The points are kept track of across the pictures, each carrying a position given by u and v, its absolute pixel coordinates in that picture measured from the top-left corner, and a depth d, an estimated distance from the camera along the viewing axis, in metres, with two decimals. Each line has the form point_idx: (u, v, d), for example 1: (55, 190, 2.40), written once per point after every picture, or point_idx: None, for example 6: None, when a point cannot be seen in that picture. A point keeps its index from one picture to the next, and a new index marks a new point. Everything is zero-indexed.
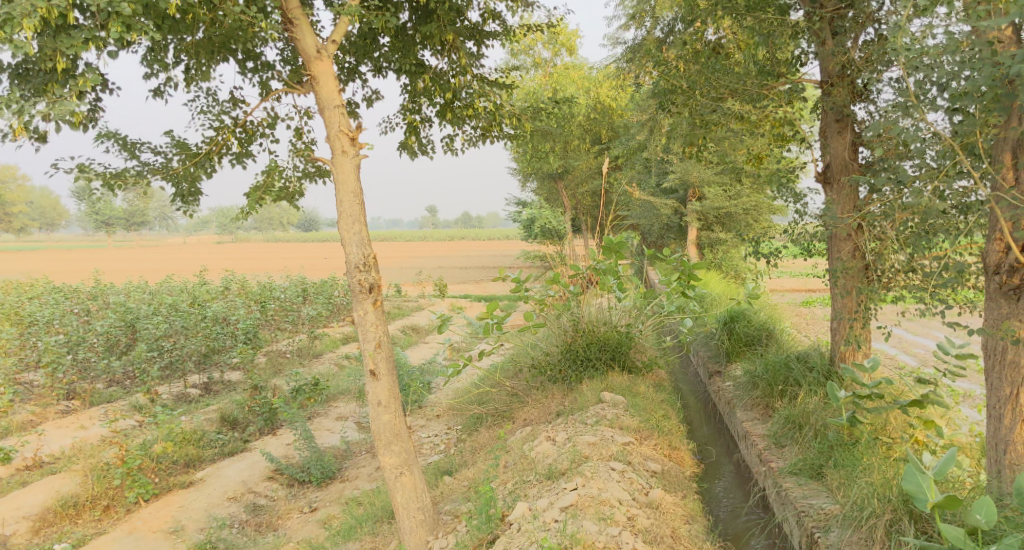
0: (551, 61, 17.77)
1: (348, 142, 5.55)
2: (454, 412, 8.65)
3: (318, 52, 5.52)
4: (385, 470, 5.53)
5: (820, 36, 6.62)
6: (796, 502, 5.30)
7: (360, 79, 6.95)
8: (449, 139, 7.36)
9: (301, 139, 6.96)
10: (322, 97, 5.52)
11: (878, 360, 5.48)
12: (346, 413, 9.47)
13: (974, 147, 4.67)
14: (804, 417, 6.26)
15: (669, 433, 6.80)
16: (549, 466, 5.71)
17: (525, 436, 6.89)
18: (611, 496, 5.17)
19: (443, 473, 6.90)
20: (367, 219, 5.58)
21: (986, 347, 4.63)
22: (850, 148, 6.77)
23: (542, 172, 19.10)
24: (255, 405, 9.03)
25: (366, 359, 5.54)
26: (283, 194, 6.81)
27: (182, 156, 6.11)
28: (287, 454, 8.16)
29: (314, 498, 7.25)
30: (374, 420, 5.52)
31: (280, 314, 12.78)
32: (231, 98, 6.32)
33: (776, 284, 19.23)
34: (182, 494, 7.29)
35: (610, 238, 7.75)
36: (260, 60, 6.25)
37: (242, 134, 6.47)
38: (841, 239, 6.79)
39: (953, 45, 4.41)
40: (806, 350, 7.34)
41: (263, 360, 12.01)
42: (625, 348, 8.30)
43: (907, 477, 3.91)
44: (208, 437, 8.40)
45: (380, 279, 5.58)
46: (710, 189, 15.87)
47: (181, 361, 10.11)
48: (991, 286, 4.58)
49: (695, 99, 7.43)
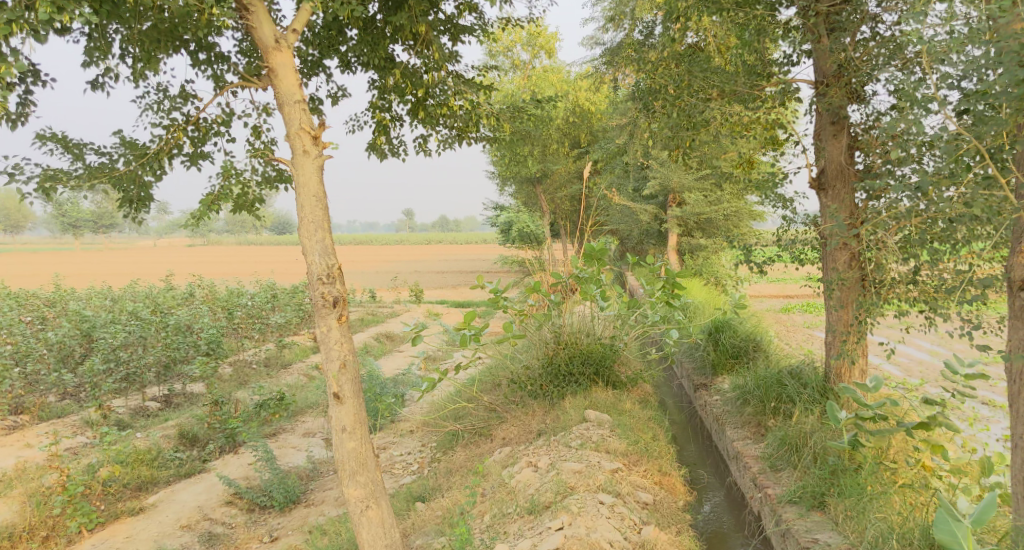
0: (530, 64, 17.38)
1: (310, 141, 5.06)
2: (429, 429, 8.11)
3: (276, 42, 5.03)
4: (349, 504, 5.01)
5: (814, 34, 6.11)
6: (800, 538, 4.90)
7: (324, 73, 6.45)
8: (422, 139, 6.90)
9: (260, 139, 6.42)
10: (282, 92, 5.04)
11: (881, 379, 5.13)
12: (314, 429, 8.93)
13: (998, 151, 4.28)
14: (801, 438, 5.85)
15: (659, 457, 6.34)
16: (531, 498, 5.28)
17: (504, 459, 6.43)
18: (600, 537, 4.71)
19: (415, 498, 6.38)
20: (331, 226, 5.09)
21: (1011, 371, 4.31)
22: (846, 152, 6.28)
23: (521, 176, 18.55)
24: (216, 421, 8.44)
25: (329, 382, 5.04)
26: (242, 200, 6.27)
27: (129, 155, 5.55)
28: (247, 475, 7.59)
29: (275, 526, 6.70)
30: (338, 447, 5.03)
31: (247, 321, 12.16)
32: (182, 93, 5.77)
33: (755, 291, 18.93)
34: (131, 523, 6.69)
35: (591, 245, 7.33)
36: (214, 50, 5.73)
37: (195, 133, 5.93)
38: (836, 247, 6.26)
39: (979, 35, 3.99)
40: (800, 364, 6.91)
41: (229, 371, 11.40)
42: (609, 362, 7.82)
43: (939, 524, 3.43)
44: (164, 456, 7.81)
45: (346, 292, 5.09)
46: (691, 194, 15.50)
47: (139, 373, 9.50)
48: (1015, 304, 4.26)
49: (683, 100, 6.86)
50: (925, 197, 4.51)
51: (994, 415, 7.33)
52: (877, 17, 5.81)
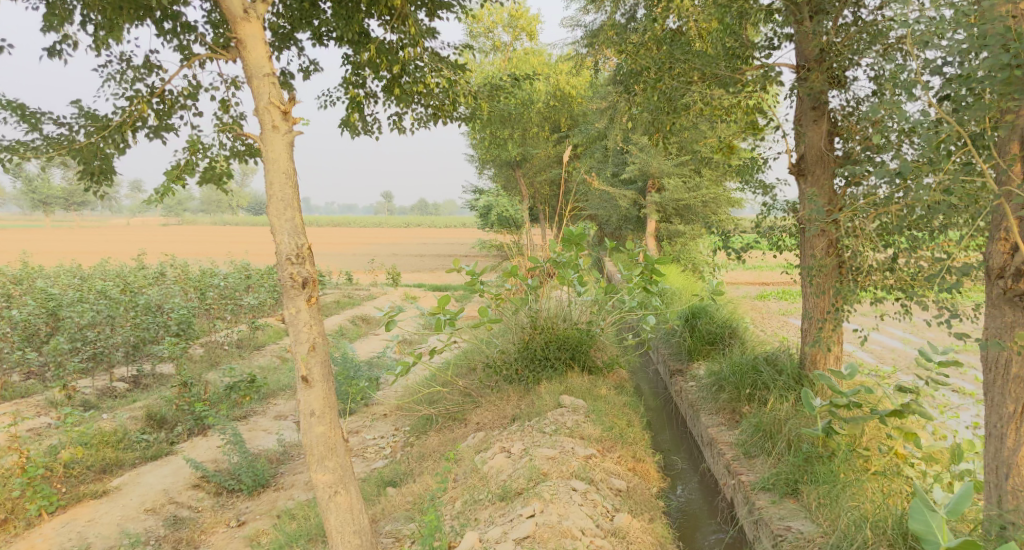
0: (511, 46, 17.17)
1: (280, 116, 4.89)
2: (402, 413, 8.01)
3: (245, 13, 4.84)
4: (317, 489, 4.89)
5: (797, 17, 5.98)
6: (773, 525, 4.88)
7: (295, 47, 6.24)
8: (397, 118, 6.72)
9: (228, 113, 6.19)
10: (251, 65, 4.86)
11: (857, 366, 5.10)
12: (286, 412, 8.79)
13: (980, 138, 4.22)
14: (775, 425, 5.82)
15: (633, 443, 6.29)
16: (504, 484, 5.21)
17: (478, 445, 6.35)
18: (573, 524, 4.64)
19: (386, 483, 6.29)
20: (301, 204, 4.94)
21: (986, 360, 4.30)
22: (826, 138, 6.20)
23: (501, 159, 18.38)
24: (185, 403, 8.27)
25: (297, 364, 4.90)
26: (210, 176, 6.07)
27: (90, 127, 5.34)
28: (215, 458, 7.44)
29: (243, 510, 6.57)
30: (306, 432, 4.89)
31: (219, 302, 11.94)
32: (146, 63, 5.54)
33: (733, 278, 19.00)
34: (93, 506, 6.52)
35: (570, 229, 7.24)
36: (180, 20, 5.51)
37: (161, 105, 5.72)
38: (815, 235, 6.21)
39: (964, 18, 3.90)
40: (776, 351, 6.89)
41: (200, 352, 11.18)
42: (585, 347, 7.74)
43: (914, 514, 3.46)
44: (130, 438, 7.63)
45: (316, 272, 4.94)
46: (670, 180, 15.41)
47: (107, 353, 9.29)
48: (993, 292, 4.25)
49: (664, 83, 6.75)
50: (904, 184, 4.44)
51: (963, 402, 7.40)
52: (861, 1, 5.72)
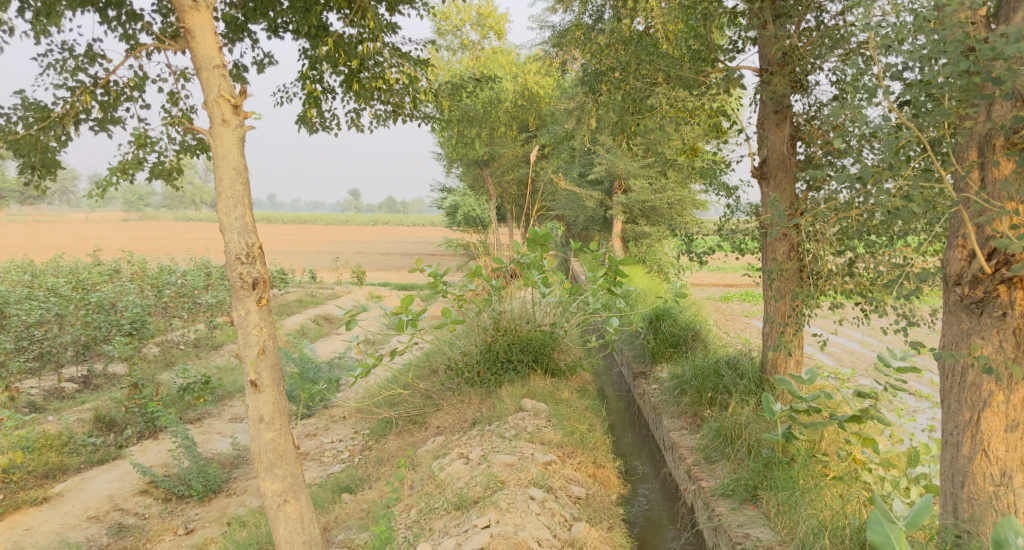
0: (479, 45, 17.03)
1: (230, 109, 4.70)
2: (361, 416, 7.84)
3: (194, 1, 4.64)
4: (266, 498, 4.73)
5: (760, 20, 5.92)
6: (731, 532, 4.84)
7: (249, 39, 6.04)
8: (355, 114, 6.55)
9: (177, 106, 5.98)
10: (199, 55, 4.67)
11: (817, 371, 5.07)
12: (242, 414, 8.56)
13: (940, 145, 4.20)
14: (736, 430, 5.78)
15: (594, 448, 6.20)
16: (460, 493, 5.09)
17: (436, 450, 6.22)
18: (529, 535, 4.55)
19: (342, 489, 6.12)
20: (251, 201, 4.76)
21: (943, 367, 4.30)
22: (788, 142, 6.18)
23: (469, 158, 18.24)
24: (135, 404, 8.00)
25: (246, 368, 4.71)
26: (158, 170, 5.85)
27: (30, 118, 5.10)
28: (164, 463, 7.19)
29: (192, 517, 6.35)
30: (255, 439, 4.71)
31: (176, 300, 11.60)
32: (89, 52, 5.30)
33: (697, 280, 19.10)
34: (33, 513, 6.25)
35: (535, 230, 7.12)
36: (125, 8, 5.29)
37: (105, 96, 5.49)
38: (776, 238, 6.17)
39: (925, 22, 3.87)
40: (737, 354, 6.85)
41: (155, 351, 10.86)
42: (548, 350, 7.62)
43: (872, 525, 3.43)
44: (75, 442, 7.35)
45: (266, 272, 4.77)
46: (637, 181, 15.40)
47: (54, 353, 8.96)
48: (950, 299, 4.24)
49: (628, 83, 6.67)
50: (864, 189, 4.41)
51: (920, 406, 7.49)
52: (824, 6, 5.71)
